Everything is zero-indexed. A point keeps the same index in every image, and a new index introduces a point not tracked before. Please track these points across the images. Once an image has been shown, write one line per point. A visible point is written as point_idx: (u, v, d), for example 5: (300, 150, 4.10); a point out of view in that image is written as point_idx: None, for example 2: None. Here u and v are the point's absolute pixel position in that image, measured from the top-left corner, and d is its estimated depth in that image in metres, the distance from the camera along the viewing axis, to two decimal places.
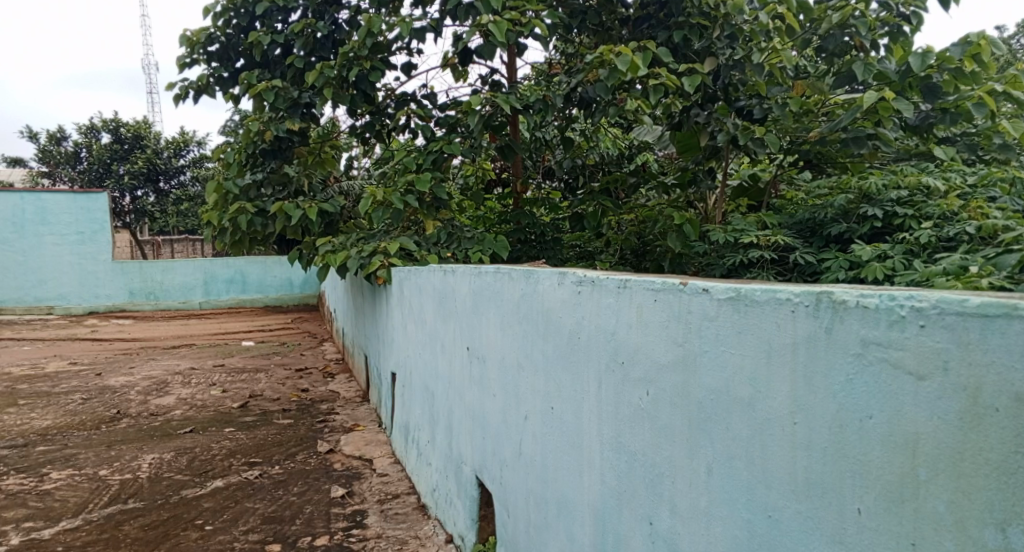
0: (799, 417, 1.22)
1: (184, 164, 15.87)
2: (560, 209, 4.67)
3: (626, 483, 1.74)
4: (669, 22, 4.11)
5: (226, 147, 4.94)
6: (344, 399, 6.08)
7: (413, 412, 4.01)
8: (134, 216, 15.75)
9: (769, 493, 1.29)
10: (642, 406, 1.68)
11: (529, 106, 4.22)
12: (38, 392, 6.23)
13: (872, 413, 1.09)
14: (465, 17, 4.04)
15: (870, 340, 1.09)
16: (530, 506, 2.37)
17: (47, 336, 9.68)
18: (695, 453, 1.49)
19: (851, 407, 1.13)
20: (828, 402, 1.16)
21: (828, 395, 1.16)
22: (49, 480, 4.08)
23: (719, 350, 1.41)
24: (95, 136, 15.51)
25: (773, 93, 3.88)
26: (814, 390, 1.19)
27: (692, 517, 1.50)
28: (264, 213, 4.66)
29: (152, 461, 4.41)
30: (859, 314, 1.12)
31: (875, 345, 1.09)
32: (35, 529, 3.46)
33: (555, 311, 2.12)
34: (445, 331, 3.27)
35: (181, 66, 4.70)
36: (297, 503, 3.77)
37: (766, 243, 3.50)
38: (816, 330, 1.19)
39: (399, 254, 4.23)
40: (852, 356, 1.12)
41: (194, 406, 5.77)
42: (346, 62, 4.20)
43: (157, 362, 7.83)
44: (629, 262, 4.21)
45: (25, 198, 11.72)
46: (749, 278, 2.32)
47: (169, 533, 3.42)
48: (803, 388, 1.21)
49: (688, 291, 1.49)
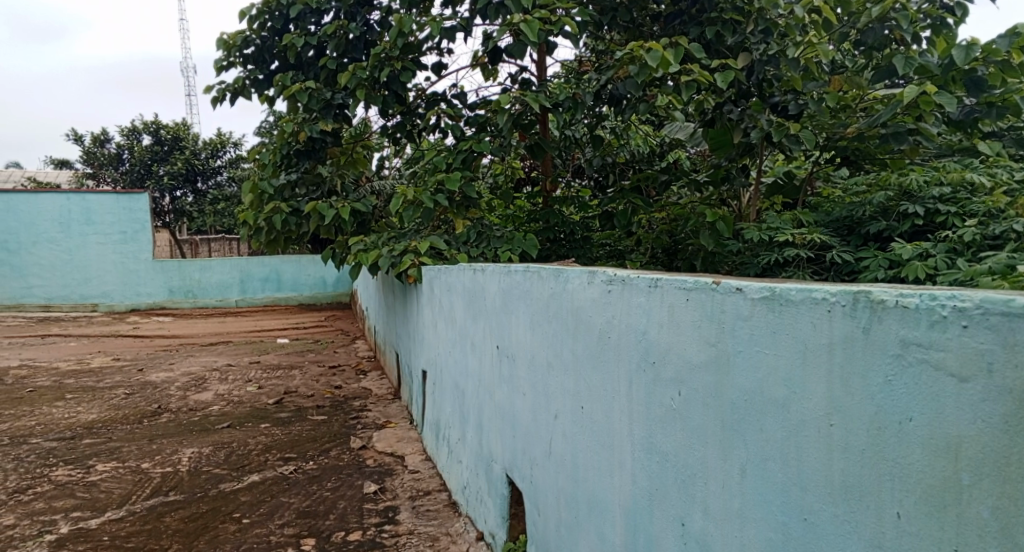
0: (836, 419, 1.20)
1: (221, 164, 16.24)
2: (591, 207, 4.64)
3: (658, 484, 1.74)
4: (702, 18, 4.06)
5: (262, 148, 5.04)
6: (376, 396, 6.14)
7: (443, 409, 4.04)
8: (174, 216, 16.15)
9: (806, 495, 1.28)
10: (674, 406, 1.66)
11: (558, 104, 4.20)
12: (84, 386, 6.44)
13: (912, 415, 1.08)
14: (495, 16, 4.05)
15: (910, 340, 1.08)
16: (560, 505, 2.37)
17: (93, 332, 9.97)
18: (728, 455, 1.48)
19: (889, 409, 1.11)
20: (866, 403, 1.15)
21: (866, 396, 1.15)
22: (94, 472, 4.21)
23: (753, 350, 1.40)
24: (137, 138, 15.96)
25: (809, 88, 3.82)
26: (851, 391, 1.17)
27: (725, 518, 1.49)
28: (299, 213, 4.74)
29: (191, 455, 4.52)
30: (898, 314, 1.10)
31: (916, 345, 1.07)
32: (83, 519, 3.58)
33: (584, 310, 2.12)
34: (474, 329, 3.29)
35: (218, 69, 4.81)
36: (331, 498, 3.83)
37: (802, 241, 3.46)
38: (852, 330, 1.17)
39: (430, 253, 4.26)
40: (890, 357, 1.11)
41: (232, 401, 5.90)
42: (378, 63, 4.24)
43: (196, 358, 8.02)
44: (660, 261, 4.18)
45: (71, 199, 12.10)
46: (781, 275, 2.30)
47: (208, 526, 3.50)
48: (839, 389, 1.20)
49: (720, 290, 1.48)
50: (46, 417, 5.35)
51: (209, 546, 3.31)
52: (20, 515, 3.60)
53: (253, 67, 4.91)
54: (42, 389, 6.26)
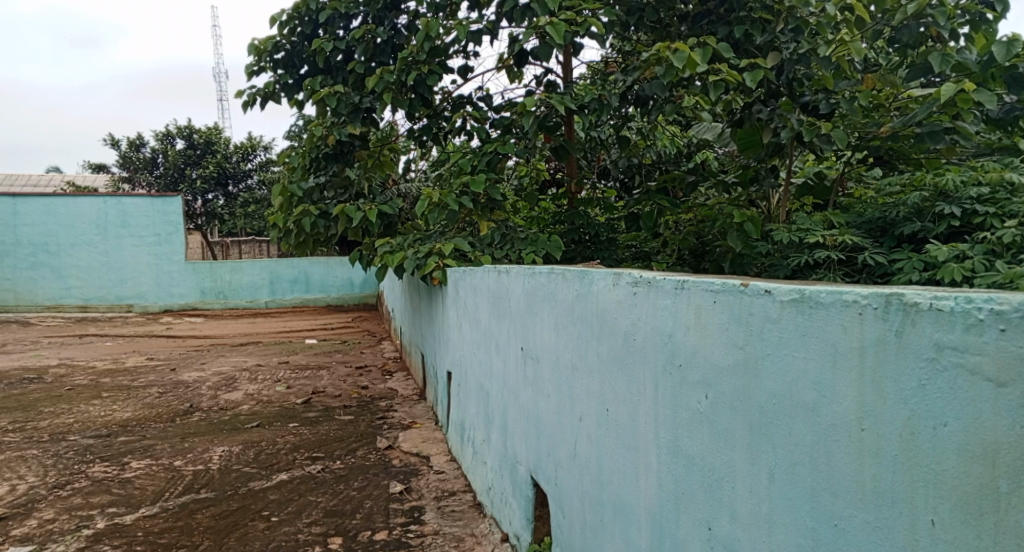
0: (867, 423, 1.18)
1: (252, 168, 16.54)
2: (616, 209, 4.62)
3: (685, 487, 1.72)
4: (730, 17, 4.01)
5: (291, 151, 5.11)
6: (402, 397, 6.19)
7: (468, 410, 4.06)
8: (206, 218, 16.47)
9: (836, 502, 1.26)
10: (701, 409, 1.65)
11: (584, 106, 4.19)
12: (119, 385, 6.59)
13: (947, 421, 1.06)
14: (521, 19, 4.05)
15: (945, 343, 1.06)
16: (585, 508, 2.36)
17: (129, 332, 10.20)
18: (757, 458, 1.46)
19: (923, 414, 1.10)
20: (898, 408, 1.13)
21: (898, 401, 1.13)
22: (129, 469, 4.31)
23: (782, 353, 1.38)
24: (170, 143, 16.32)
25: (841, 87, 3.81)
26: (883, 396, 1.15)
27: (753, 523, 1.47)
28: (327, 215, 4.80)
29: (222, 453, 4.60)
30: (932, 317, 1.09)
31: (951, 349, 1.06)
32: (118, 514, 3.67)
33: (609, 312, 2.12)
34: (499, 331, 3.30)
35: (248, 74, 4.89)
36: (358, 497, 3.88)
37: (833, 243, 3.40)
38: (884, 333, 1.16)
39: (455, 255, 4.29)
40: (924, 361, 1.09)
41: (261, 401, 5.99)
42: (405, 67, 4.28)
43: (227, 358, 8.16)
44: (687, 263, 4.14)
45: (108, 202, 12.41)
46: (806, 278, 2.29)
47: (238, 523, 3.56)
48: (870, 393, 1.18)
49: (749, 292, 1.47)
50: (84, 415, 5.49)
51: (240, 543, 3.37)
52: (59, 510, 3.70)
53: (283, 72, 4.99)
54: (80, 388, 6.43)
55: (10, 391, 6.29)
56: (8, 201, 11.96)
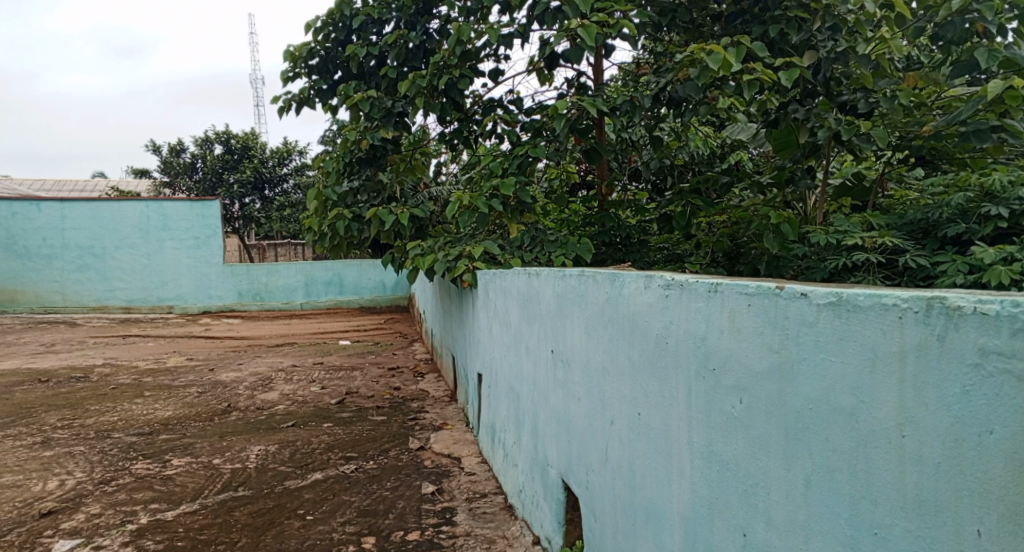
0: (908, 430, 1.17)
1: (287, 172, 16.88)
2: (647, 210, 4.58)
3: (718, 493, 1.70)
4: (765, 17, 3.95)
5: (325, 156, 5.19)
6: (433, 399, 6.22)
7: (499, 412, 4.06)
8: (243, 222, 16.84)
9: (875, 509, 1.24)
10: (735, 414, 1.63)
11: (616, 108, 4.18)
12: (161, 385, 6.76)
13: (993, 428, 1.06)
14: (552, 22, 4.06)
15: (990, 349, 1.06)
16: (617, 512, 2.35)
17: (170, 333, 10.46)
18: (793, 464, 1.44)
19: (967, 421, 1.10)
20: (941, 415, 1.13)
21: (941, 407, 1.13)
22: (170, 466, 4.43)
23: (819, 357, 1.36)
24: (209, 148, 16.70)
25: (881, 86, 3.72)
26: (925, 402, 1.15)
27: (790, 530, 1.45)
28: (360, 219, 4.86)
29: (258, 452, 4.69)
30: (976, 321, 1.08)
31: (996, 354, 1.05)
32: (160, 510, 3.77)
33: (641, 315, 2.11)
34: (530, 333, 3.29)
35: (284, 80, 4.98)
36: (390, 497, 3.92)
37: (872, 245, 3.34)
38: (926, 338, 1.15)
39: (484, 258, 4.31)
40: (968, 366, 1.09)
41: (296, 401, 6.09)
42: (437, 71, 4.31)
43: (263, 359, 8.32)
44: (721, 265, 4.07)
45: (150, 206, 12.76)
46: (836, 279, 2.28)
47: (275, 521, 3.63)
48: (911, 399, 1.17)
49: (784, 296, 1.45)
50: (128, 413, 5.65)
51: (276, 540, 3.43)
52: (104, 505, 3.82)
53: (318, 77, 5.07)
54: (123, 387, 6.62)
55: (58, 389, 6.51)
56: (56, 205, 12.38)
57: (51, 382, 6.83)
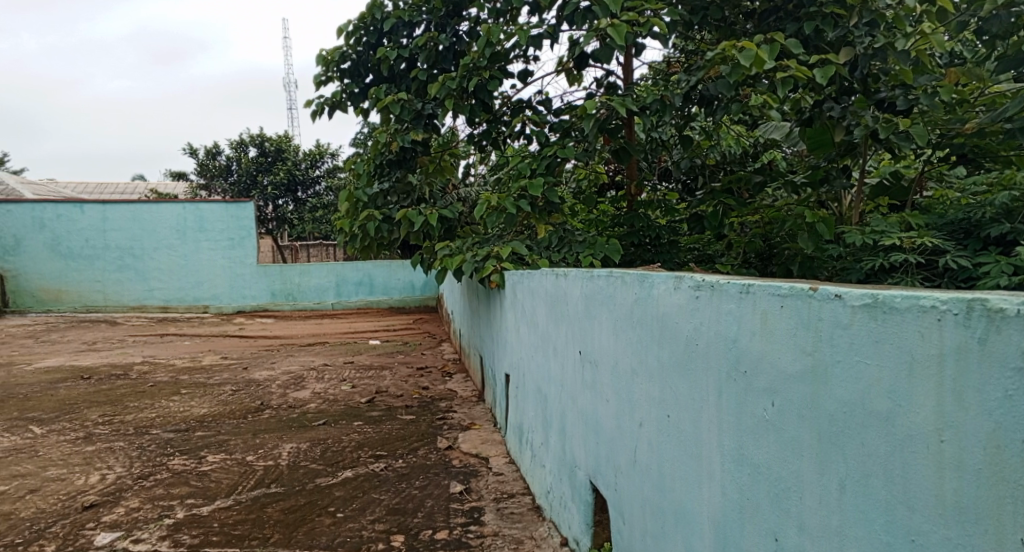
0: (948, 435, 1.16)
1: (320, 174, 17.16)
2: (677, 211, 4.53)
3: (749, 497, 1.68)
4: (799, 13, 3.90)
5: (356, 158, 5.25)
6: (461, 399, 6.24)
7: (526, 413, 4.06)
8: (277, 223, 17.14)
9: (913, 516, 1.23)
10: (767, 417, 1.60)
11: (646, 107, 4.14)
12: (197, 383, 6.90)
13: None
14: (581, 22, 4.03)
15: None
16: (646, 515, 2.33)
17: (206, 332, 10.67)
18: (826, 469, 1.41)
19: (1010, 426, 1.09)
20: (983, 420, 1.12)
21: (983, 412, 1.12)
22: (205, 462, 4.52)
23: (854, 359, 1.34)
24: (244, 151, 17.02)
25: (921, 82, 3.61)
26: (964, 406, 1.14)
27: (823, 536, 1.43)
28: (390, 220, 4.91)
29: (290, 450, 4.77)
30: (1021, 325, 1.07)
31: None
32: (196, 505, 3.85)
33: (670, 316, 2.09)
34: (558, 334, 3.28)
35: (317, 84, 5.05)
36: (419, 496, 3.94)
37: (910, 245, 3.25)
38: (966, 341, 1.14)
39: (512, 259, 4.31)
40: (1011, 371, 1.09)
41: (327, 400, 6.16)
42: (467, 73, 4.33)
43: (296, 358, 8.44)
44: (753, 266, 4.00)
45: (187, 208, 13.07)
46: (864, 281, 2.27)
47: (306, 518, 3.68)
48: (950, 404, 1.16)
49: (818, 297, 1.43)
50: (165, 410, 5.79)
51: (308, 537, 3.48)
52: (143, 499, 3.92)
53: (350, 81, 5.13)
54: (161, 384, 6.79)
55: (99, 386, 6.69)
56: (99, 207, 12.73)
57: (93, 379, 7.03)
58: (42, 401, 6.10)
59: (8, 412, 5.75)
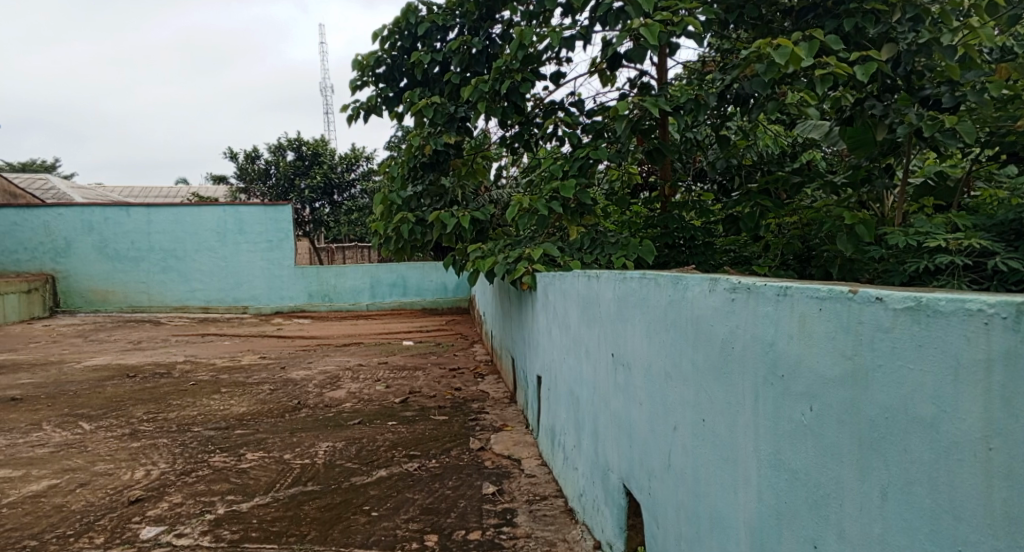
0: (997, 442, 1.15)
1: (355, 177, 17.45)
2: (713, 212, 4.47)
3: (786, 503, 1.65)
4: (839, 10, 3.80)
5: (390, 161, 5.30)
6: (494, 399, 6.27)
7: (559, 415, 4.04)
8: (313, 225, 17.47)
9: (959, 525, 1.20)
10: (805, 421, 1.57)
11: (679, 107, 4.10)
12: (237, 382, 7.05)
13: None
14: (615, 22, 4.00)
15: None
16: (681, 520, 2.30)
17: (246, 333, 10.88)
18: (867, 475, 1.38)
19: None
20: None
21: None
22: (244, 460, 4.62)
23: (896, 364, 1.31)
24: (282, 154, 17.37)
25: (968, 78, 3.51)
26: (1015, 413, 1.13)
27: (864, 544, 1.40)
28: (423, 222, 4.96)
29: (326, 448, 4.84)
30: None
31: None
32: (236, 502, 3.94)
33: (705, 319, 2.06)
34: (590, 336, 3.26)
35: (353, 88, 5.13)
36: (452, 496, 3.96)
37: (957, 247, 3.16)
38: (1016, 345, 1.13)
39: (544, 260, 4.31)
40: None
41: (362, 400, 6.24)
42: (499, 76, 4.35)
43: (332, 358, 8.56)
44: (791, 268, 3.92)
45: (227, 211, 13.41)
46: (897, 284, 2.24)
47: (341, 516, 3.73)
48: (1000, 410, 1.14)
49: (858, 300, 1.40)
50: (206, 408, 5.94)
51: (344, 535, 3.53)
52: (186, 495, 4.02)
53: (385, 85, 5.19)
54: (203, 383, 6.96)
55: (144, 384, 6.89)
56: (144, 210, 13.10)
57: (139, 377, 7.24)
58: (91, 398, 6.31)
59: (60, 408, 5.97)
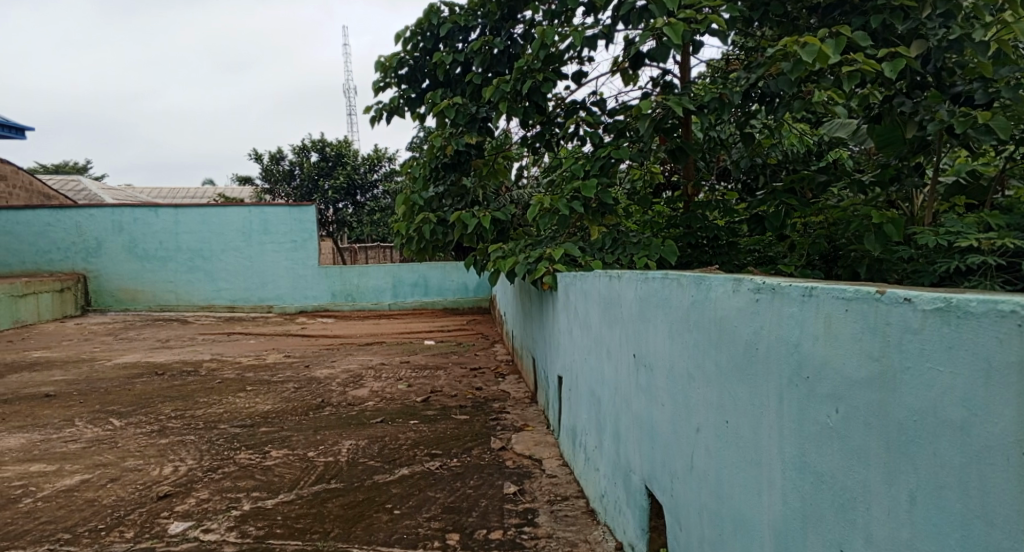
0: None
1: (377, 178, 17.59)
2: (736, 212, 4.41)
3: (812, 506, 1.62)
4: (866, 7, 3.72)
5: (412, 162, 5.33)
6: (515, 399, 6.27)
7: (580, 416, 4.03)
8: (337, 225, 17.64)
9: (992, 531, 1.18)
10: (831, 424, 1.55)
11: (703, 106, 4.07)
12: (262, 380, 7.13)
13: None
14: (637, 21, 3.97)
15: None
16: (704, 522, 2.27)
17: (272, 332, 11.01)
18: (894, 480, 1.35)
19: None
20: None
21: None
22: (269, 457, 4.68)
23: (925, 366, 1.28)
24: (306, 156, 17.56)
25: (1001, 74, 3.41)
26: None
27: (891, 549, 1.37)
28: (445, 222, 4.98)
29: (349, 446, 4.88)
30: None
31: None
32: (261, 498, 3.99)
33: (728, 320, 2.03)
34: (612, 337, 3.24)
35: (376, 90, 5.17)
36: (473, 496, 3.97)
37: (989, 246, 3.08)
38: None
39: (565, 260, 4.30)
40: None
41: (384, 399, 6.28)
42: (521, 76, 4.34)
43: (355, 357, 8.63)
44: (817, 268, 3.87)
45: (253, 211, 13.59)
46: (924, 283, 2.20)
47: (364, 514, 3.76)
48: None
49: (885, 300, 1.37)
50: (231, 406, 6.02)
51: (366, 532, 3.56)
52: (212, 491, 4.09)
53: (407, 86, 5.22)
54: (229, 381, 7.06)
55: (172, 382, 7.00)
56: (172, 211, 13.33)
57: (167, 374, 7.38)
58: (121, 395, 6.44)
59: (91, 404, 6.10)
